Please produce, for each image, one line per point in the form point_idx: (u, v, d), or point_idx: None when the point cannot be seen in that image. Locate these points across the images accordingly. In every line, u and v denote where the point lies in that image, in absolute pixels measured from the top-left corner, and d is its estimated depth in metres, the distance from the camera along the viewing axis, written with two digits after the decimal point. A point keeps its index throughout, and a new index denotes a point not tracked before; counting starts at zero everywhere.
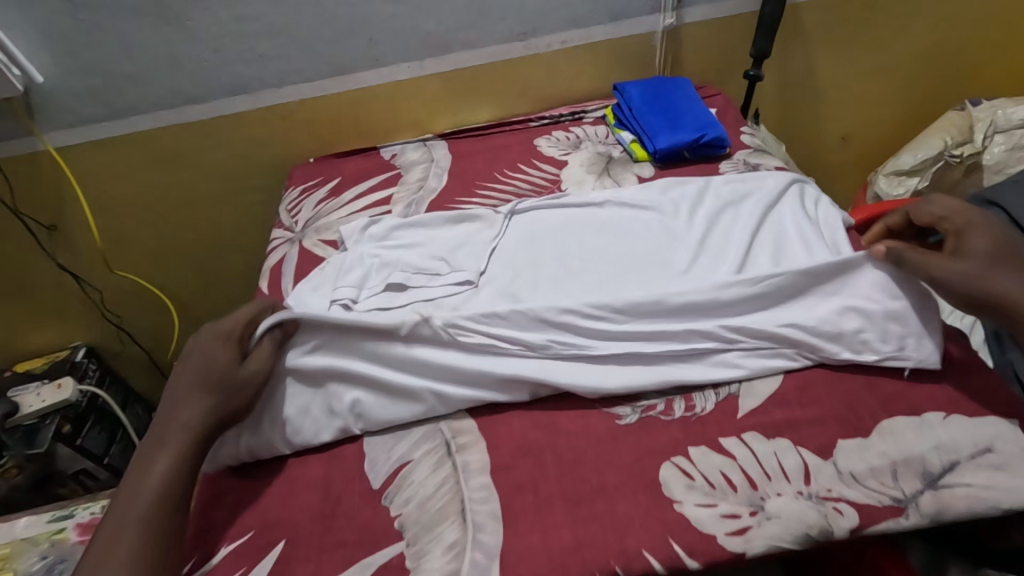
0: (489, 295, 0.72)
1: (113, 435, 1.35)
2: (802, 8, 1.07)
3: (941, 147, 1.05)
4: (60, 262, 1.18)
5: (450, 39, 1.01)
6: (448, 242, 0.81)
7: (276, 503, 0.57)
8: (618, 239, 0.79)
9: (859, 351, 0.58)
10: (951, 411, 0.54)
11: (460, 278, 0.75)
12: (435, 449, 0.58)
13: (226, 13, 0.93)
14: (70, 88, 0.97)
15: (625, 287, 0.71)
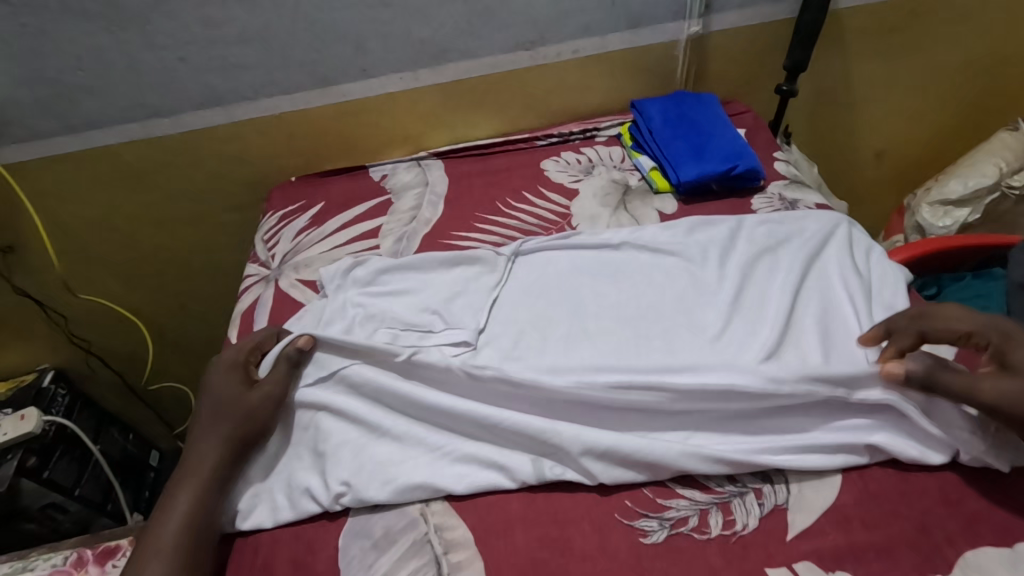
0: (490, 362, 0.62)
1: (84, 465, 1.26)
2: (844, 15, 0.95)
3: (996, 176, 0.94)
4: (19, 287, 1.07)
5: (448, 48, 0.89)
6: (444, 291, 0.70)
7: None
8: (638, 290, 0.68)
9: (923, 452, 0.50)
10: None
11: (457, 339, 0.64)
12: (423, 568, 0.49)
13: (192, 17, 0.81)
14: (16, 99, 0.85)
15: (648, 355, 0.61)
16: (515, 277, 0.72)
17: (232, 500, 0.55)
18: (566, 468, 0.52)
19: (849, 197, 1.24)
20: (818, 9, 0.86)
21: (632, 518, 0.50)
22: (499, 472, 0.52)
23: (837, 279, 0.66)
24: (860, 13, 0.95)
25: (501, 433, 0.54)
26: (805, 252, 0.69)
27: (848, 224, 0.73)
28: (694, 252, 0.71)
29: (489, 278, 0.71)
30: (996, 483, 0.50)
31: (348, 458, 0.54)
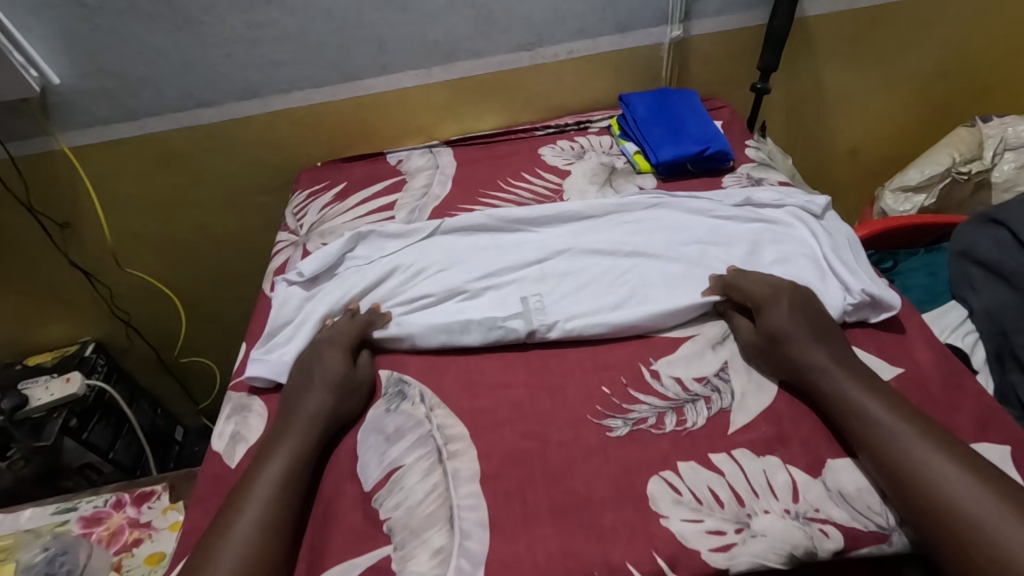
0: (489, 301, 0.72)
1: (119, 431, 1.34)
2: (811, 22, 1.06)
3: (949, 163, 1.08)
4: (72, 260, 1.20)
5: (458, 48, 1.02)
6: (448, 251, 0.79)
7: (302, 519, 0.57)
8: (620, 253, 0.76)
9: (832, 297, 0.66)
10: (978, 437, 0.56)
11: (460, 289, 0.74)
12: (426, 455, 0.59)
13: (239, 20, 0.95)
14: (85, 89, 0.99)
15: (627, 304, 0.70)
16: (509, 236, 0.80)
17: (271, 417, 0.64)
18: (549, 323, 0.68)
19: (827, 191, 1.34)
20: (785, 16, 0.98)
21: (602, 418, 0.59)
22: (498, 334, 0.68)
23: (791, 242, 0.74)
24: (826, 19, 1.06)
25: (500, 296, 0.72)
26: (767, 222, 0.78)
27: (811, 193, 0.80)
28: (669, 219, 0.79)
29: (485, 237, 0.80)
30: (915, 394, 0.59)
31: (393, 294, 0.74)
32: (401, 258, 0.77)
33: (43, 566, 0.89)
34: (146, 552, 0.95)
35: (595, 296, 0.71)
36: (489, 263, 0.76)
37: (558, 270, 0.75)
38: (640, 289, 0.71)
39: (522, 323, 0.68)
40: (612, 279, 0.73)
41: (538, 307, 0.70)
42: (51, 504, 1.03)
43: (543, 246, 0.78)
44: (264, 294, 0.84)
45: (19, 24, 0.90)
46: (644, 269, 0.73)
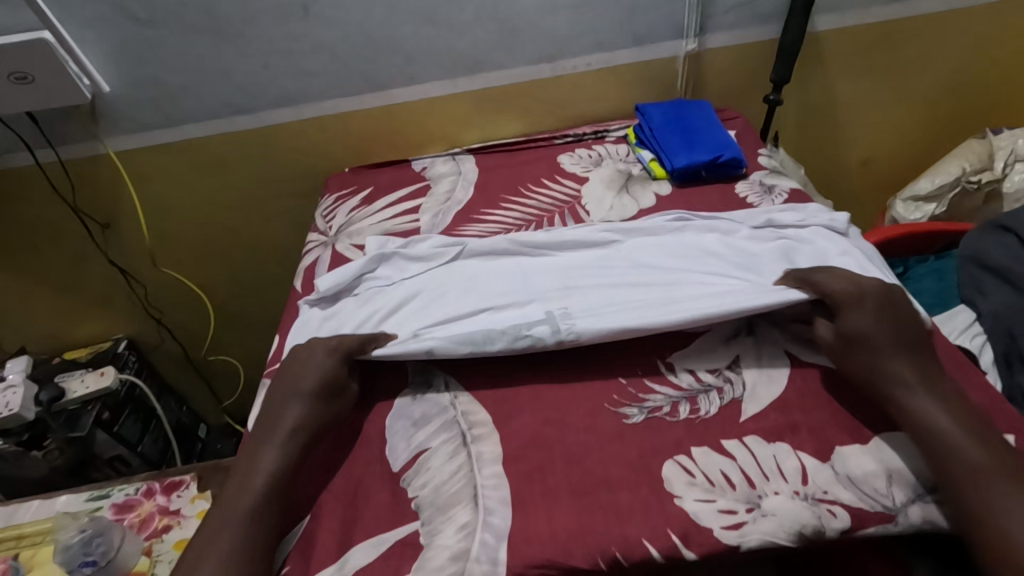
0: (516, 315, 0.70)
1: (147, 425, 1.38)
2: (822, 36, 1.10)
3: (959, 173, 1.10)
4: (110, 259, 1.26)
5: (482, 60, 1.07)
6: (468, 273, 0.78)
7: (336, 496, 0.61)
8: (644, 271, 0.75)
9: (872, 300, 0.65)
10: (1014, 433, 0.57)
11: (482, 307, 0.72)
12: (451, 438, 0.62)
13: (277, 33, 1.00)
14: (132, 97, 1.05)
15: (657, 313, 0.68)
16: (533, 259, 0.79)
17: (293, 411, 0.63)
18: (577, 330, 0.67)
19: (838, 201, 1.36)
20: (797, 30, 1.01)
21: (619, 406, 0.63)
22: None
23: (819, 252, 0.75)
24: (836, 34, 1.10)
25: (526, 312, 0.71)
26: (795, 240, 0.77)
27: (833, 212, 0.81)
28: (695, 240, 0.79)
29: (509, 260, 0.79)
30: None
31: (415, 313, 0.73)
32: (422, 280, 0.77)
33: (80, 546, 0.93)
34: (177, 537, 0.99)
35: (624, 307, 0.70)
36: (513, 279, 0.76)
37: (582, 287, 0.74)
38: (669, 299, 0.70)
39: (548, 331, 0.67)
40: (638, 291, 0.72)
41: (566, 318, 0.69)
42: (85, 491, 1.07)
43: (567, 269, 0.78)
44: (295, 291, 0.89)
45: (74, 36, 0.97)
46: (675, 282, 0.72)
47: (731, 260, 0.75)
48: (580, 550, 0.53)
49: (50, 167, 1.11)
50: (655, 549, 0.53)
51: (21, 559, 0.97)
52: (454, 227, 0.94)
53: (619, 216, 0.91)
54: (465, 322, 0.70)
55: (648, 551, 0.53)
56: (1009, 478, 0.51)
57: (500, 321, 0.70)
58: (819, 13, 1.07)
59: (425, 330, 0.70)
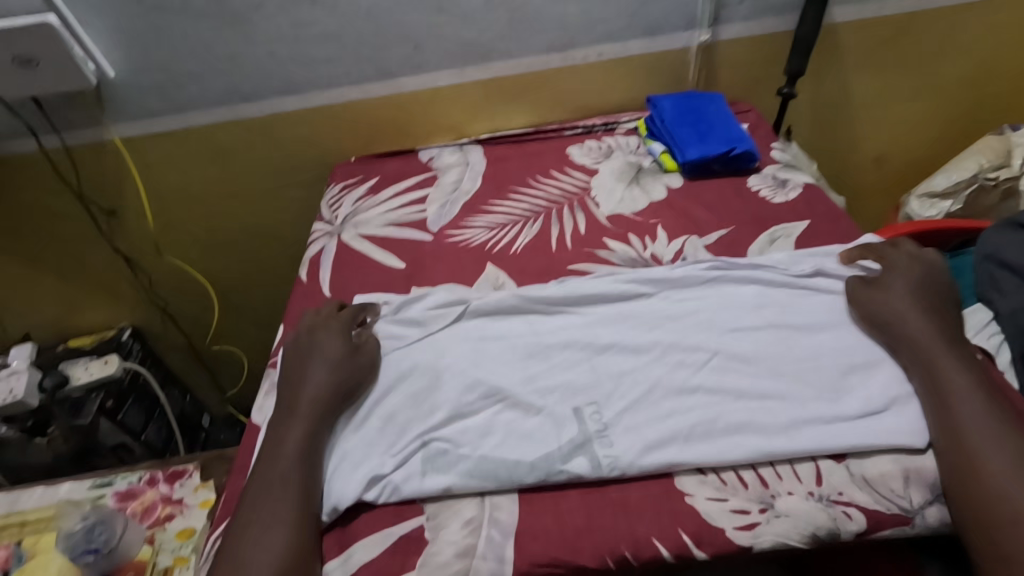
0: (537, 426, 0.60)
1: (151, 414, 1.37)
2: (839, 28, 1.07)
3: (976, 169, 1.09)
4: (115, 246, 1.26)
5: (491, 49, 1.05)
6: (473, 343, 0.68)
7: None
8: (676, 334, 0.66)
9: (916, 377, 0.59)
10: None
11: (494, 399, 0.62)
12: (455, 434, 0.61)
13: (284, 18, 0.99)
14: (137, 83, 1.04)
15: (705, 429, 0.58)
16: (547, 320, 0.70)
17: None
18: (615, 453, 0.57)
19: (849, 198, 1.34)
20: (814, 21, 0.99)
21: None
22: (529, 321, 0.70)
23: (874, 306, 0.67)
24: (853, 26, 1.07)
25: (548, 420, 0.60)
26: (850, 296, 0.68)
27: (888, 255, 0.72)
28: (734, 294, 0.69)
29: (521, 325, 0.69)
30: None
31: (412, 400, 0.63)
32: (417, 353, 0.67)
33: (83, 534, 0.93)
34: (179, 527, 0.98)
35: (662, 409, 0.60)
36: (529, 358, 0.66)
37: (610, 369, 0.64)
38: (716, 398, 0.60)
39: (586, 462, 0.56)
40: (683, 389, 0.61)
41: (604, 443, 0.58)
42: (89, 479, 1.07)
43: (590, 332, 0.68)
44: (300, 282, 0.88)
45: (79, 20, 0.96)
46: (721, 365, 0.63)
47: (777, 322, 0.66)
48: (587, 549, 0.52)
49: (55, 154, 1.10)
50: (666, 549, 0.52)
51: (23, 546, 0.96)
52: (461, 218, 0.93)
53: (630, 208, 0.90)
54: (480, 440, 0.59)
55: (657, 550, 0.52)
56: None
57: (519, 448, 0.58)
58: (836, 4, 1.05)
59: (430, 434, 0.60)
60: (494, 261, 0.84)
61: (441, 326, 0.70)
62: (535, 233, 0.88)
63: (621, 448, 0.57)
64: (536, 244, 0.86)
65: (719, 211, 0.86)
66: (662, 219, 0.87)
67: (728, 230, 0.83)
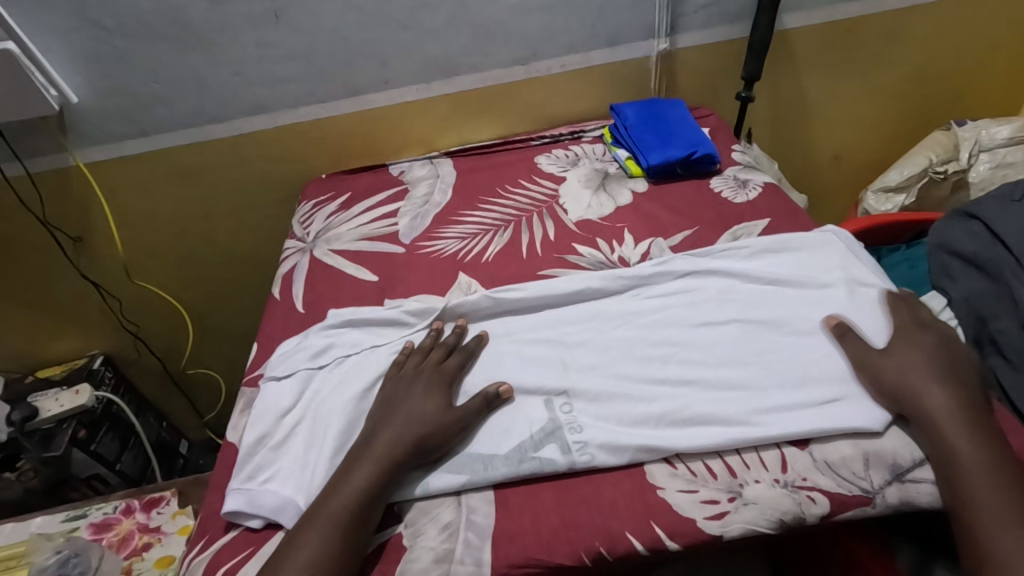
0: (511, 425, 0.61)
1: (126, 442, 1.34)
2: (790, 34, 1.12)
3: (925, 164, 1.14)
4: (83, 273, 1.24)
5: (457, 64, 1.07)
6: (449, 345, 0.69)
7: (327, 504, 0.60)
8: (645, 334, 0.68)
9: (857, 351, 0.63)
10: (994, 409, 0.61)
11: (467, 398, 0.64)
12: None
13: (248, 40, 1.00)
14: (101, 108, 1.04)
15: (675, 422, 0.59)
16: (520, 324, 0.71)
17: (264, 496, 0.60)
18: (587, 448, 0.58)
19: (811, 195, 1.39)
20: (765, 28, 1.03)
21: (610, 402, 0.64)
22: (500, 327, 0.71)
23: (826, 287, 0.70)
24: (804, 32, 1.12)
25: (524, 418, 0.61)
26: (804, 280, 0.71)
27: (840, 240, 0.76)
28: (699, 291, 0.72)
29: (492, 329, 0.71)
30: None
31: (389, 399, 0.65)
32: (392, 355, 0.69)
33: (56, 567, 0.90)
34: (157, 554, 0.96)
35: (632, 404, 0.61)
36: (501, 361, 0.67)
37: (580, 364, 0.66)
38: (683, 390, 0.62)
39: (558, 452, 0.58)
40: (650, 383, 0.63)
41: (578, 441, 0.59)
42: (61, 512, 1.04)
43: (561, 334, 0.69)
44: (273, 299, 0.88)
45: (39, 46, 0.95)
46: (686, 360, 0.65)
47: (740, 316, 0.68)
48: (563, 547, 0.53)
49: (18, 182, 1.09)
50: (639, 543, 0.53)
51: None
52: (433, 229, 0.94)
53: (597, 214, 0.92)
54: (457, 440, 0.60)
55: (632, 544, 0.53)
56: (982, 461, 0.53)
57: (493, 442, 0.60)
58: (786, 11, 1.09)
59: None
60: (466, 270, 0.85)
61: (422, 323, 0.72)
62: (506, 241, 0.89)
63: (596, 442, 0.58)
64: (507, 251, 0.87)
65: (684, 212, 0.89)
66: (629, 222, 0.89)
67: (692, 230, 0.86)
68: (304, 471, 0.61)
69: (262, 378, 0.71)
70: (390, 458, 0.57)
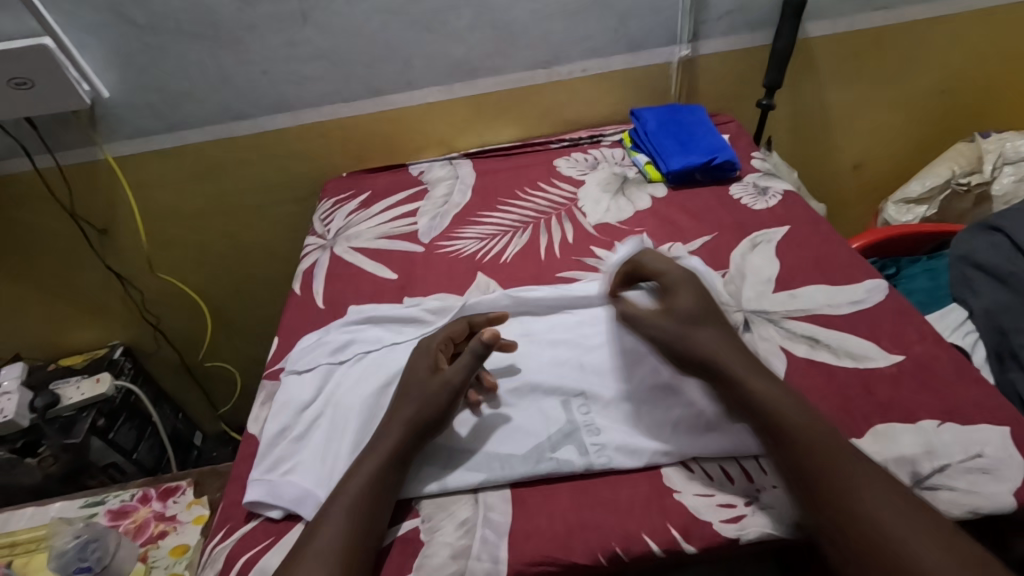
0: (530, 426, 0.62)
1: (143, 432, 1.36)
2: (814, 42, 1.12)
3: (948, 176, 1.14)
4: (108, 264, 1.26)
5: (479, 66, 1.08)
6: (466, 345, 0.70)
7: None
8: None
9: (862, 360, 0.65)
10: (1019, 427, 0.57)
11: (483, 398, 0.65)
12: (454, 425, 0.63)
13: (275, 39, 1.02)
14: (131, 103, 1.06)
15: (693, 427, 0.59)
16: (538, 324, 0.72)
17: (284, 487, 0.61)
18: (606, 448, 0.59)
19: (829, 204, 1.38)
20: (788, 36, 1.03)
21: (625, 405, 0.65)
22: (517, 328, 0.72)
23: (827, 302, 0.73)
24: (828, 40, 1.12)
25: (543, 419, 0.62)
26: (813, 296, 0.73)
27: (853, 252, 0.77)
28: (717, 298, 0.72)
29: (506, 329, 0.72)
30: (930, 377, 0.62)
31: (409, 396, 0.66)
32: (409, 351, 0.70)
33: (75, 552, 0.90)
34: (173, 544, 0.97)
35: (650, 407, 0.62)
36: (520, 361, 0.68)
37: (598, 367, 0.66)
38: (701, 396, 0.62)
39: (576, 453, 0.59)
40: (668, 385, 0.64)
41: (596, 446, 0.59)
42: (80, 498, 1.06)
43: (579, 336, 0.70)
44: (294, 293, 0.89)
45: (74, 42, 0.98)
46: None
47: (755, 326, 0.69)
48: (579, 547, 0.53)
49: (48, 173, 1.11)
50: (656, 544, 0.53)
51: (14, 567, 0.95)
52: (452, 229, 0.95)
53: (616, 218, 0.92)
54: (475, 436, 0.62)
55: (648, 546, 0.53)
56: (854, 460, 0.51)
57: (510, 441, 0.61)
58: (809, 19, 1.09)
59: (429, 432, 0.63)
60: (485, 270, 0.86)
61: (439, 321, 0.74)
62: (525, 243, 0.90)
63: (610, 446, 0.59)
64: (526, 253, 0.88)
65: (703, 218, 0.89)
66: (648, 227, 0.89)
67: (711, 236, 0.86)
68: (325, 464, 0.62)
69: (283, 372, 0.73)
70: (408, 455, 0.58)
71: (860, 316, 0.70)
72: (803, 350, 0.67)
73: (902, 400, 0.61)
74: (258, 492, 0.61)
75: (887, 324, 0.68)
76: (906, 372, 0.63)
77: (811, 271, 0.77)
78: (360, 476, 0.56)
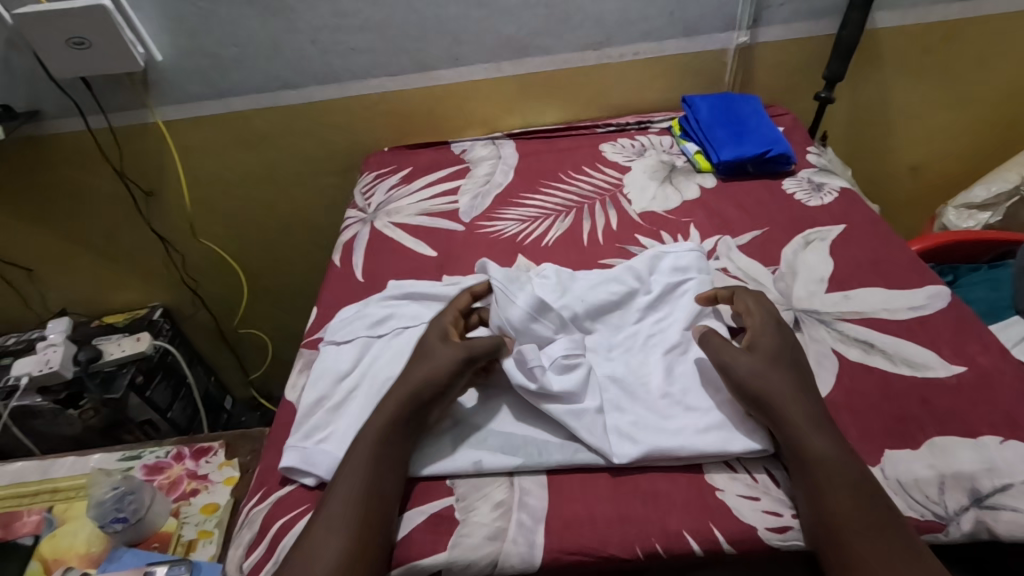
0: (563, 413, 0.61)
1: (177, 392, 1.40)
2: (882, 36, 1.06)
3: (1016, 182, 1.08)
4: (152, 226, 1.29)
5: (528, 44, 1.06)
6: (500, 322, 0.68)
7: None
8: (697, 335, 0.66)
9: (919, 368, 0.62)
10: None
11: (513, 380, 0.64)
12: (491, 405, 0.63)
13: (327, 9, 1.01)
14: (182, 68, 1.07)
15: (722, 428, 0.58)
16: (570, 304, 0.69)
17: (320, 456, 0.61)
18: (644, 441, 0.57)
19: (881, 206, 1.33)
20: (855, 26, 0.98)
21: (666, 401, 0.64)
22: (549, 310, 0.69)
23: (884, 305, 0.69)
24: (897, 33, 1.06)
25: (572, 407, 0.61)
26: (868, 300, 0.70)
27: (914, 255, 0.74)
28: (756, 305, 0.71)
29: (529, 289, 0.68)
30: (994, 391, 0.59)
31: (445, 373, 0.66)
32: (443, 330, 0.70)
33: (113, 502, 0.93)
34: (203, 502, 1.00)
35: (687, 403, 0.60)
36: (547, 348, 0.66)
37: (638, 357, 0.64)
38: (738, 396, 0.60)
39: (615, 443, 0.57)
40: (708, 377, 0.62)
41: (622, 433, 0.58)
42: (118, 451, 1.09)
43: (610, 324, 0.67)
44: (334, 265, 0.89)
45: (132, 4, 0.99)
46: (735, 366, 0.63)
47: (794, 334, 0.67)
48: (617, 539, 0.53)
49: (100, 134, 1.13)
50: (696, 543, 0.52)
51: (54, 513, 0.98)
52: (493, 210, 0.94)
53: (662, 206, 0.90)
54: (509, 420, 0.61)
55: (688, 544, 0.52)
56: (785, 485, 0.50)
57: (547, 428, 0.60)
58: (880, 9, 1.03)
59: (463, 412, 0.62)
60: (526, 252, 0.85)
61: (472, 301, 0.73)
62: (567, 228, 0.88)
63: (640, 443, 0.57)
64: (568, 237, 0.86)
65: (753, 212, 0.86)
66: (695, 218, 0.87)
67: (762, 231, 0.83)
68: None
69: (322, 342, 0.73)
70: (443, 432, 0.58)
71: (919, 323, 0.67)
72: (855, 354, 0.65)
73: (963, 414, 0.58)
74: (293, 458, 0.62)
75: (949, 333, 0.65)
76: (967, 384, 0.60)
77: (868, 272, 0.74)
78: (387, 445, 0.56)
